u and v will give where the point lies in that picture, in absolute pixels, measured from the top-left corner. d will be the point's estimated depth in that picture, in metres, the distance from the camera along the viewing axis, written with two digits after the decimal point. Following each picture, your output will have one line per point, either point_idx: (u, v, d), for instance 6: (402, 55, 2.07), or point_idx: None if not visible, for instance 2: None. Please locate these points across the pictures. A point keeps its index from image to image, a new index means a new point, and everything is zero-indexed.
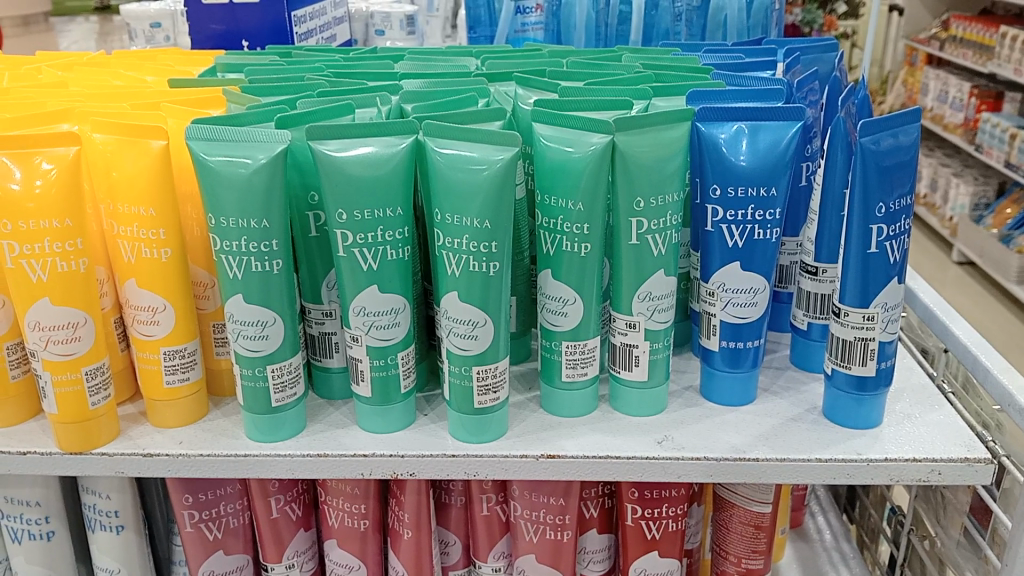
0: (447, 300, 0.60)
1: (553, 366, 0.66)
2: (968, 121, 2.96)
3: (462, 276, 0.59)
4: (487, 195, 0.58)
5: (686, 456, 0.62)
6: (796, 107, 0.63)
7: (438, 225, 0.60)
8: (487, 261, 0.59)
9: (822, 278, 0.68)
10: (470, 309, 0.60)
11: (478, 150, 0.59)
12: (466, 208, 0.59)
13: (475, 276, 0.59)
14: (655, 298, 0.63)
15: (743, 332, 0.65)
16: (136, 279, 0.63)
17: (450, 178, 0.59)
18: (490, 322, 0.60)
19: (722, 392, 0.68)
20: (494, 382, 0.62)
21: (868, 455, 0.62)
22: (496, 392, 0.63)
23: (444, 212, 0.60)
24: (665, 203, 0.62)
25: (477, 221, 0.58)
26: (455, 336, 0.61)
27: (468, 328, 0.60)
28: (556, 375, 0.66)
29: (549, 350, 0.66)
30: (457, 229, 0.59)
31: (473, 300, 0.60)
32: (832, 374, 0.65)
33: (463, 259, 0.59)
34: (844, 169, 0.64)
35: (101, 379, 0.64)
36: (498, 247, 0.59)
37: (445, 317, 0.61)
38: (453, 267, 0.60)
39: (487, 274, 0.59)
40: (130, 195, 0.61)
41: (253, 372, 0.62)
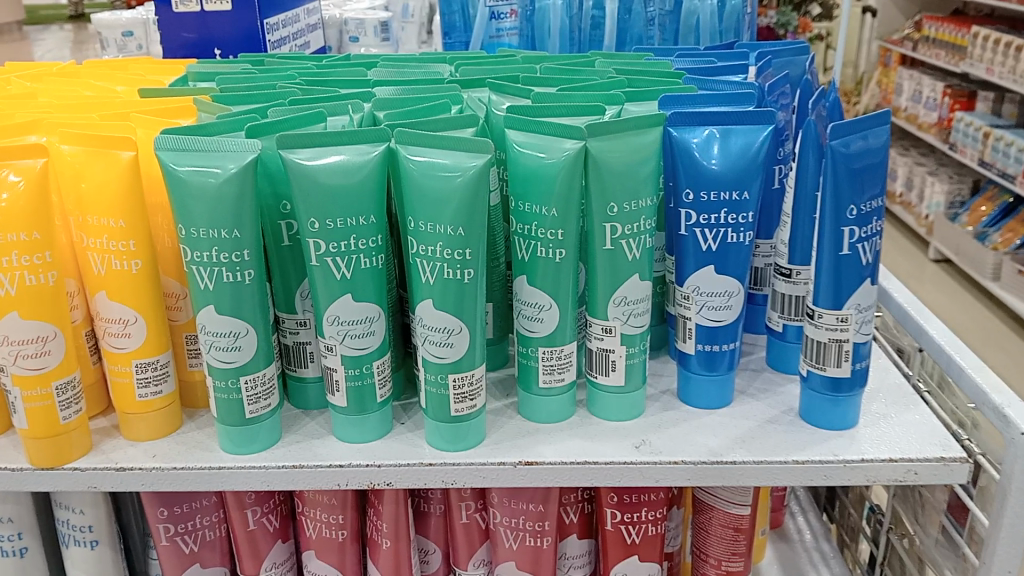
0: (421, 308, 0.60)
1: (531, 372, 0.66)
2: (941, 121, 2.99)
3: (437, 284, 0.59)
4: (460, 202, 0.58)
5: (664, 460, 0.62)
6: (767, 111, 0.63)
7: (411, 232, 0.60)
8: (461, 269, 0.59)
9: (795, 280, 0.69)
10: (445, 316, 0.59)
11: (451, 158, 0.59)
12: (439, 216, 0.58)
13: (450, 283, 0.59)
14: (630, 303, 0.63)
15: (718, 335, 0.65)
16: (107, 291, 0.62)
17: (423, 186, 0.59)
18: (466, 330, 0.60)
19: (699, 396, 0.68)
20: (470, 390, 0.62)
21: (843, 456, 0.62)
22: (473, 399, 0.63)
23: (417, 220, 0.59)
24: (638, 208, 0.62)
25: (450, 228, 0.58)
26: (430, 343, 0.61)
27: (442, 334, 0.60)
28: (534, 380, 0.66)
29: (526, 356, 0.65)
30: (430, 237, 0.59)
31: (448, 307, 0.59)
32: (807, 376, 0.65)
33: (437, 267, 0.59)
34: (816, 171, 0.64)
35: (73, 394, 0.63)
36: (473, 255, 0.59)
37: (420, 324, 0.61)
38: (427, 276, 0.60)
39: (462, 281, 0.59)
40: (99, 207, 0.61)
41: (226, 384, 0.62)
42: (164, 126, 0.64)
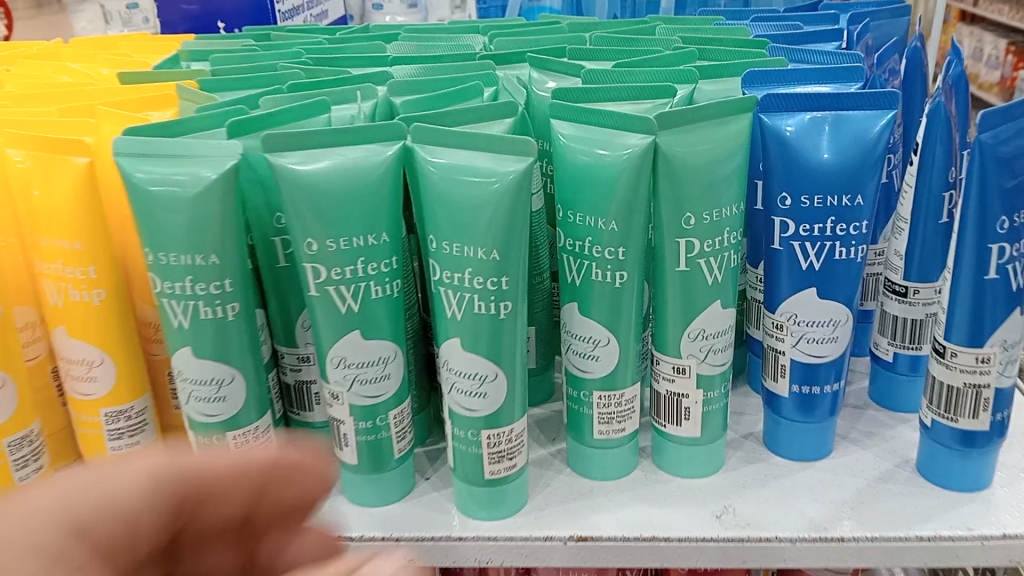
0: (446, 345, 0.48)
1: (585, 421, 0.53)
2: (1001, 81, 2.72)
3: (466, 320, 0.47)
4: (495, 218, 0.45)
5: (751, 537, 0.49)
6: (891, 91, 0.49)
7: (433, 254, 0.48)
8: (497, 301, 0.46)
9: (913, 300, 0.55)
10: (477, 360, 0.47)
11: (483, 161, 0.46)
12: (468, 235, 0.46)
13: (482, 319, 0.47)
14: (709, 336, 0.50)
15: (819, 374, 0.52)
16: (66, 326, 0.51)
17: (449, 197, 0.46)
18: (502, 376, 0.48)
19: (791, 445, 0.55)
20: (507, 449, 0.50)
21: (980, 531, 0.48)
22: (511, 459, 0.50)
23: (440, 240, 0.47)
24: (721, 218, 0.49)
25: (482, 251, 0.46)
26: (455, 392, 0.49)
27: (471, 381, 0.48)
28: (588, 431, 0.53)
29: (578, 401, 0.53)
30: (457, 261, 0.46)
31: (480, 349, 0.47)
32: (931, 426, 0.52)
33: (466, 299, 0.47)
34: (944, 167, 0.52)
35: (31, 450, 0.53)
36: (512, 283, 0.47)
37: (445, 365, 0.49)
38: (453, 309, 0.47)
39: (498, 317, 0.47)
40: (51, 226, 0.49)
41: (210, 440, 0.51)
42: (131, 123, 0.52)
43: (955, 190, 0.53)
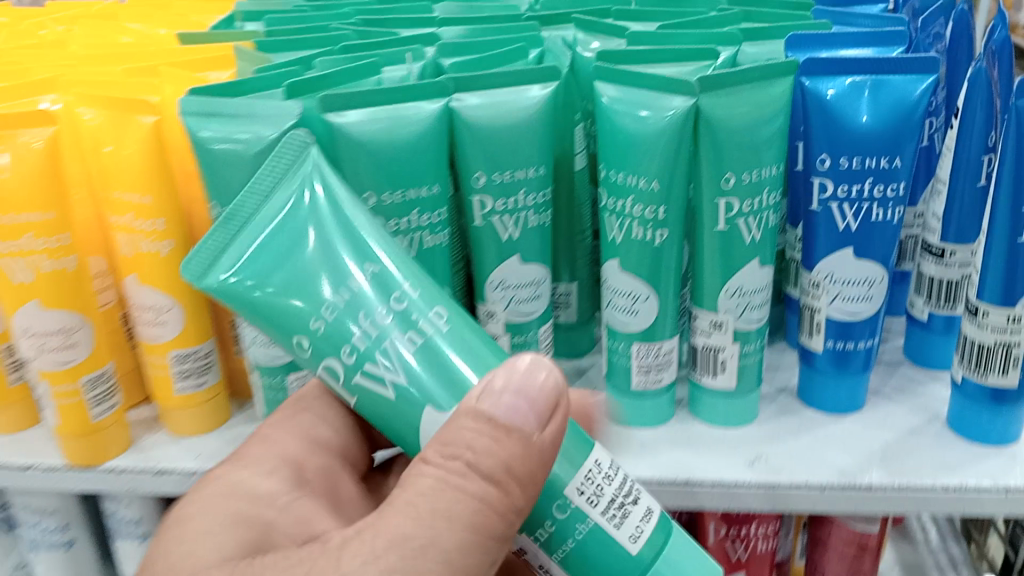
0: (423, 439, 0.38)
1: (592, 543, 0.37)
2: None
3: (418, 356, 0.38)
4: (341, 249, 0.39)
5: (782, 483, 0.52)
6: (931, 57, 0.50)
7: (324, 347, 0.38)
8: (425, 309, 0.38)
9: (948, 262, 0.56)
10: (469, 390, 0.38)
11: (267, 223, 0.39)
12: (336, 282, 0.38)
13: (423, 362, 0.38)
14: (746, 294, 0.52)
15: (854, 331, 0.54)
16: (137, 274, 0.55)
17: (286, 263, 0.39)
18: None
19: (823, 398, 0.57)
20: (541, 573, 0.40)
21: (1005, 483, 0.50)
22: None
23: (319, 310, 0.38)
24: (761, 178, 0.50)
25: (347, 288, 0.38)
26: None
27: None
28: (618, 551, 0.38)
29: (549, 532, 0.38)
30: (338, 332, 0.38)
31: (459, 376, 0.38)
32: (961, 383, 0.53)
33: (387, 346, 0.37)
34: (984, 132, 0.52)
35: (107, 387, 0.57)
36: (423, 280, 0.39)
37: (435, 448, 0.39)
38: (394, 378, 0.38)
39: (446, 322, 0.39)
40: (122, 181, 0.52)
41: (273, 381, 0.55)
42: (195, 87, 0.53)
43: (993, 153, 0.53)
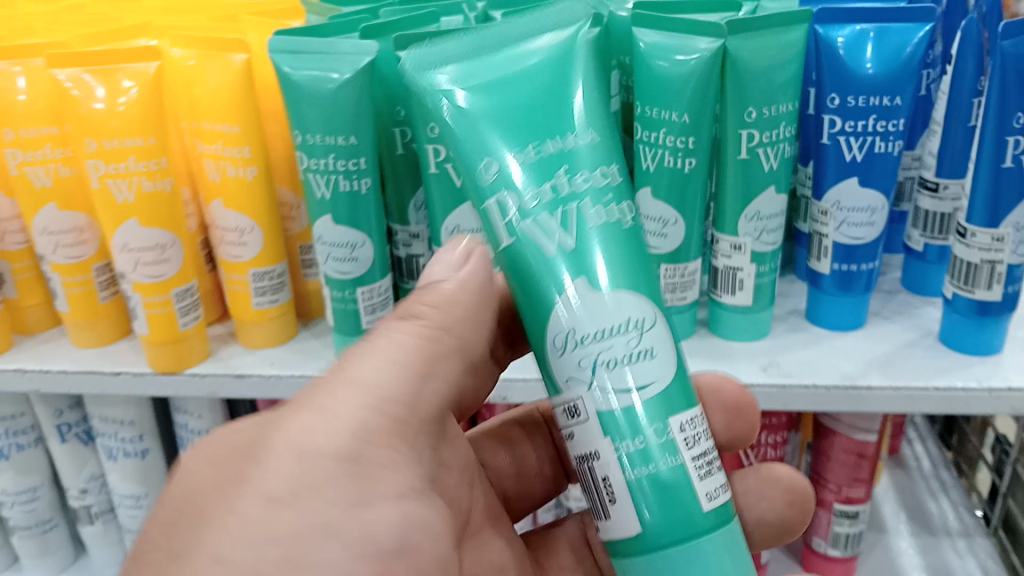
0: (555, 326, 0.37)
1: (673, 483, 0.35)
2: None
3: (584, 238, 0.37)
4: (544, 112, 0.39)
5: (793, 383, 0.59)
6: (927, 8, 0.56)
7: (492, 187, 0.39)
8: (618, 202, 0.38)
9: (942, 196, 0.64)
10: (625, 300, 0.36)
11: (514, 59, 0.41)
12: (528, 138, 0.39)
13: (582, 243, 0.37)
14: (763, 218, 0.60)
15: (857, 254, 0.61)
16: (222, 198, 0.61)
17: (484, 96, 0.40)
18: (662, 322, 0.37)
19: (829, 316, 0.64)
20: (597, 487, 0.37)
21: (988, 384, 0.57)
22: (608, 502, 0.36)
23: (498, 156, 0.39)
24: (778, 113, 0.57)
25: (535, 147, 0.39)
26: (560, 418, 0.38)
27: (607, 341, 0.36)
28: (693, 506, 0.35)
29: (636, 447, 0.35)
30: (543, 175, 0.38)
31: (621, 286, 0.37)
32: (952, 299, 0.60)
33: (583, 208, 0.37)
34: (974, 77, 0.59)
35: (190, 301, 0.64)
36: (611, 179, 0.39)
37: (562, 343, 0.37)
38: (556, 241, 0.37)
39: (615, 220, 0.38)
40: (213, 112, 0.59)
41: (342, 294, 0.62)
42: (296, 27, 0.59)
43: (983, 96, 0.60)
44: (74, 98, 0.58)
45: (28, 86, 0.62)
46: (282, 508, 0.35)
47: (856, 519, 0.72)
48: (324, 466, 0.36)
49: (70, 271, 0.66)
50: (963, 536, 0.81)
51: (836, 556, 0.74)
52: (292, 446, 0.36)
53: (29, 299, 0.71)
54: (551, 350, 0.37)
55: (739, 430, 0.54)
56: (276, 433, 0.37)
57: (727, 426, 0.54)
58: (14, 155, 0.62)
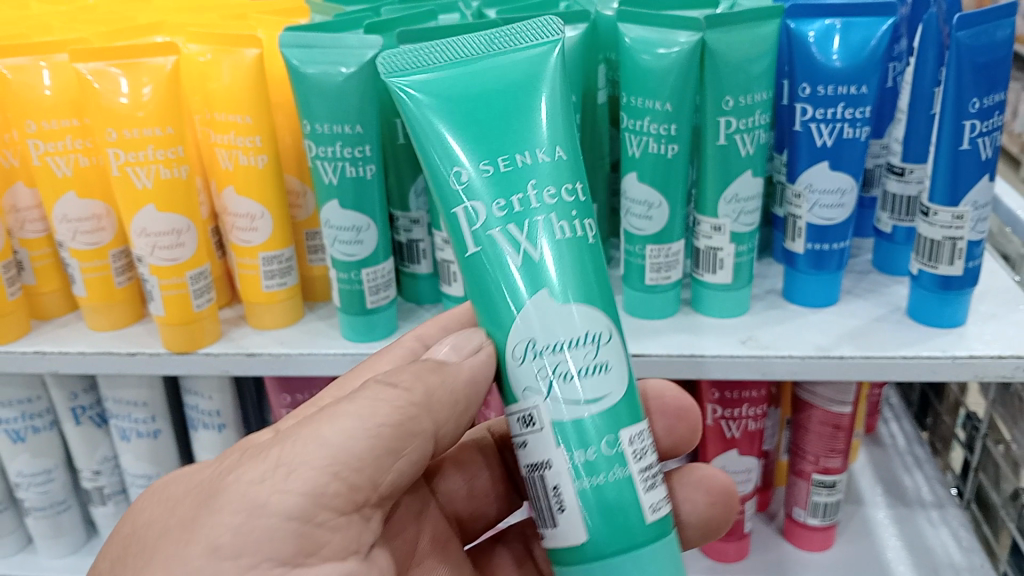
0: (514, 337, 0.41)
1: (618, 491, 0.39)
2: None
3: (548, 253, 0.41)
4: (513, 127, 0.42)
5: (770, 354, 0.63)
6: (889, 3, 0.61)
7: (460, 195, 0.42)
8: (580, 221, 0.42)
9: (908, 179, 0.68)
10: (582, 316, 0.40)
11: (488, 63, 0.43)
12: (498, 152, 0.42)
13: (546, 258, 0.41)
14: (741, 200, 0.64)
15: (829, 234, 0.65)
16: (234, 185, 0.65)
17: (452, 101, 0.43)
18: (617, 339, 0.41)
19: (804, 294, 0.68)
20: (546, 496, 0.41)
21: (952, 352, 0.61)
22: (558, 510, 0.40)
23: (466, 165, 0.42)
24: (754, 102, 0.61)
25: (505, 161, 0.42)
26: (515, 427, 0.41)
27: (564, 354, 0.40)
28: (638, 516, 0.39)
29: (584, 458, 0.39)
30: (510, 191, 0.41)
31: (577, 300, 0.41)
32: (917, 275, 0.65)
33: (546, 227, 0.41)
34: (935, 67, 0.64)
35: (205, 284, 0.67)
36: (576, 195, 0.42)
37: (520, 354, 0.41)
38: (521, 253, 0.41)
39: (578, 236, 0.42)
40: (226, 104, 0.63)
41: (348, 275, 0.65)
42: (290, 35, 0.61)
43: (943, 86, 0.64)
44: (96, 91, 0.62)
45: (54, 81, 0.66)
46: (224, 560, 0.42)
47: (834, 489, 0.76)
48: (270, 525, 0.42)
49: (89, 257, 0.69)
50: (936, 507, 0.85)
51: (816, 525, 0.79)
52: (246, 504, 0.42)
53: (47, 286, 0.75)
54: (511, 360, 0.41)
55: (679, 433, 0.61)
56: (234, 486, 0.43)
57: (669, 430, 0.61)
58: (37, 146, 0.66)
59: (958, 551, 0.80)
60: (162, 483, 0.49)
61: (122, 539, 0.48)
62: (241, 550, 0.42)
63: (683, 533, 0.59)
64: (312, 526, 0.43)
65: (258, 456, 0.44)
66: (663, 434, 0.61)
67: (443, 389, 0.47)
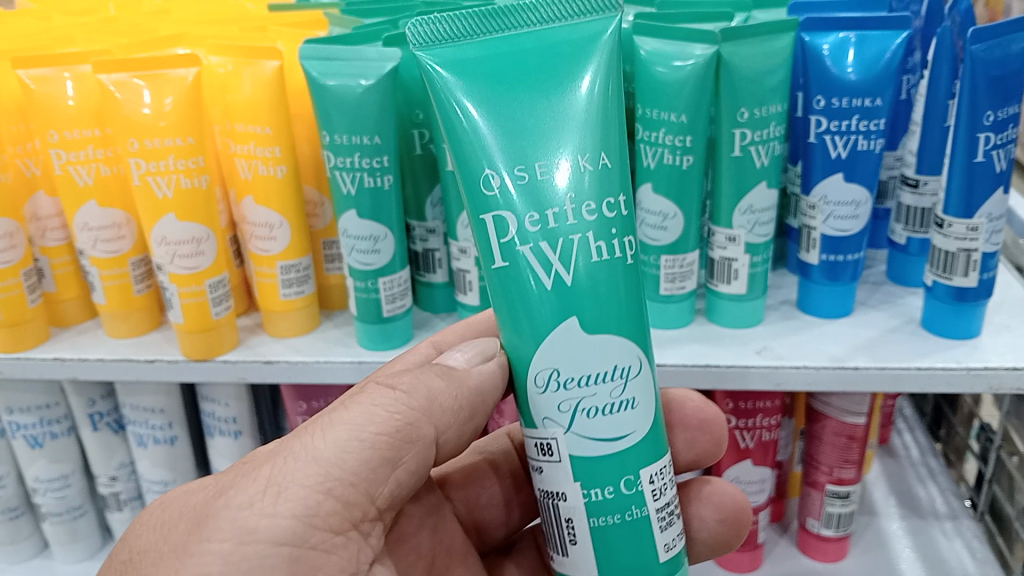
0: (538, 365, 0.40)
1: (637, 529, 0.41)
2: None
3: (582, 275, 0.40)
4: (550, 126, 0.40)
5: (785, 364, 0.63)
6: (904, 16, 0.61)
7: (493, 201, 0.40)
8: (619, 237, 0.40)
9: (922, 191, 0.69)
10: (612, 349, 0.40)
11: (530, 42, 0.41)
12: (536, 155, 0.40)
13: (579, 281, 0.40)
14: (755, 211, 0.64)
15: (843, 245, 0.66)
16: (253, 196, 0.66)
17: (494, 96, 0.41)
18: (646, 369, 0.41)
19: (818, 305, 0.69)
20: (561, 527, 0.42)
21: (967, 363, 0.61)
22: (570, 542, 0.41)
23: (501, 170, 0.40)
24: (769, 114, 0.62)
25: (543, 167, 0.40)
26: (532, 452, 0.42)
27: (591, 389, 0.39)
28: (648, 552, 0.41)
29: (600, 497, 0.40)
30: (549, 203, 0.40)
31: (612, 332, 0.40)
32: (932, 287, 0.65)
33: (585, 244, 0.40)
34: (949, 79, 0.64)
35: (223, 292, 0.67)
36: (617, 211, 0.41)
37: (543, 383, 0.40)
38: (553, 275, 0.40)
39: (615, 257, 0.40)
40: (246, 115, 0.64)
41: (365, 284, 0.66)
42: (309, 53, 0.61)
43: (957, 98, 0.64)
44: (118, 101, 0.63)
45: (76, 92, 0.67)
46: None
47: (847, 499, 0.76)
48: (260, 551, 0.41)
49: (108, 265, 0.70)
50: (950, 519, 0.85)
51: (830, 535, 0.79)
52: (236, 530, 0.41)
53: (67, 293, 0.76)
54: (533, 388, 0.41)
55: (701, 447, 0.60)
56: (224, 511, 0.42)
57: (689, 445, 0.59)
58: (59, 155, 0.67)
59: (972, 563, 0.79)
60: (146, 511, 0.46)
61: (119, 563, 0.44)
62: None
63: (691, 547, 0.59)
64: (305, 549, 0.42)
65: (249, 475, 0.43)
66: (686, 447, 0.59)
67: (446, 392, 0.47)
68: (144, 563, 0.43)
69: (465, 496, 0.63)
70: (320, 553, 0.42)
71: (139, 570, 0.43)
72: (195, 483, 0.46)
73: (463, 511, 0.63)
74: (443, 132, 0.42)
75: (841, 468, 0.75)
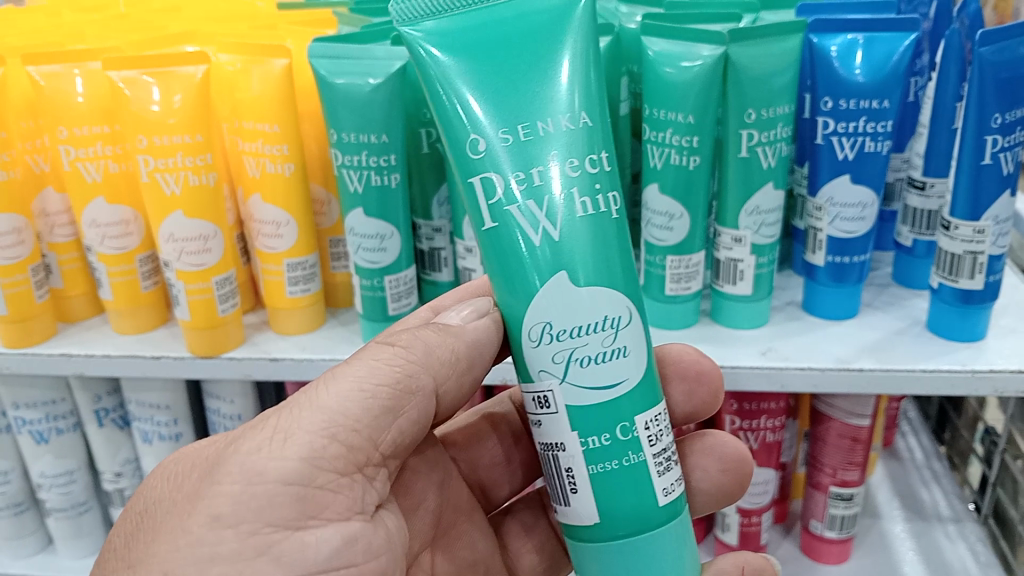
0: (532, 320, 0.40)
1: (636, 476, 0.40)
2: None
3: (569, 231, 0.40)
4: (528, 86, 0.41)
5: (791, 366, 0.63)
6: (912, 17, 0.61)
7: (479, 164, 0.41)
8: (603, 193, 0.41)
9: (929, 194, 0.69)
10: (602, 298, 0.40)
11: (511, 8, 0.42)
12: (521, 116, 0.40)
13: (567, 237, 0.40)
14: (761, 212, 0.64)
15: (849, 246, 0.66)
16: (260, 193, 0.66)
17: (478, 62, 0.41)
18: (635, 320, 0.41)
19: (825, 307, 0.69)
20: (561, 478, 0.41)
21: (972, 366, 0.61)
22: (571, 491, 0.41)
23: (485, 133, 0.41)
24: (775, 115, 0.62)
25: (525, 128, 0.40)
26: (530, 406, 0.42)
27: (584, 339, 0.39)
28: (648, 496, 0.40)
29: (598, 444, 0.40)
30: (535, 160, 0.40)
31: (599, 282, 0.40)
32: (938, 289, 0.65)
33: (573, 198, 0.40)
34: (957, 82, 0.64)
35: (230, 289, 0.68)
36: (600, 167, 0.41)
37: (538, 337, 0.40)
38: (541, 232, 0.40)
39: (602, 212, 0.40)
40: (254, 114, 0.64)
41: (371, 282, 0.66)
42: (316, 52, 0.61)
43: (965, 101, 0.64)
44: (127, 98, 0.63)
45: (85, 88, 0.67)
46: (225, 528, 0.40)
47: (851, 502, 0.76)
48: (270, 490, 0.41)
49: (115, 262, 0.70)
50: (953, 522, 0.85)
51: (832, 537, 0.78)
52: (245, 471, 0.41)
53: (74, 289, 0.76)
54: (527, 341, 0.41)
55: (699, 399, 0.57)
56: (233, 456, 0.42)
57: (687, 399, 0.57)
58: (67, 152, 0.68)
59: (975, 566, 0.79)
60: (162, 464, 0.47)
61: (136, 515, 0.45)
62: (243, 516, 0.40)
63: (694, 499, 0.58)
64: (314, 488, 0.42)
65: (259, 426, 0.44)
66: (685, 402, 0.58)
67: (445, 346, 0.46)
68: (159, 510, 0.43)
69: (467, 457, 0.63)
70: (327, 492, 0.42)
71: (147, 528, 0.43)
72: (210, 437, 0.47)
73: (466, 471, 0.62)
74: (430, 101, 0.43)
75: (845, 468, 0.75)
